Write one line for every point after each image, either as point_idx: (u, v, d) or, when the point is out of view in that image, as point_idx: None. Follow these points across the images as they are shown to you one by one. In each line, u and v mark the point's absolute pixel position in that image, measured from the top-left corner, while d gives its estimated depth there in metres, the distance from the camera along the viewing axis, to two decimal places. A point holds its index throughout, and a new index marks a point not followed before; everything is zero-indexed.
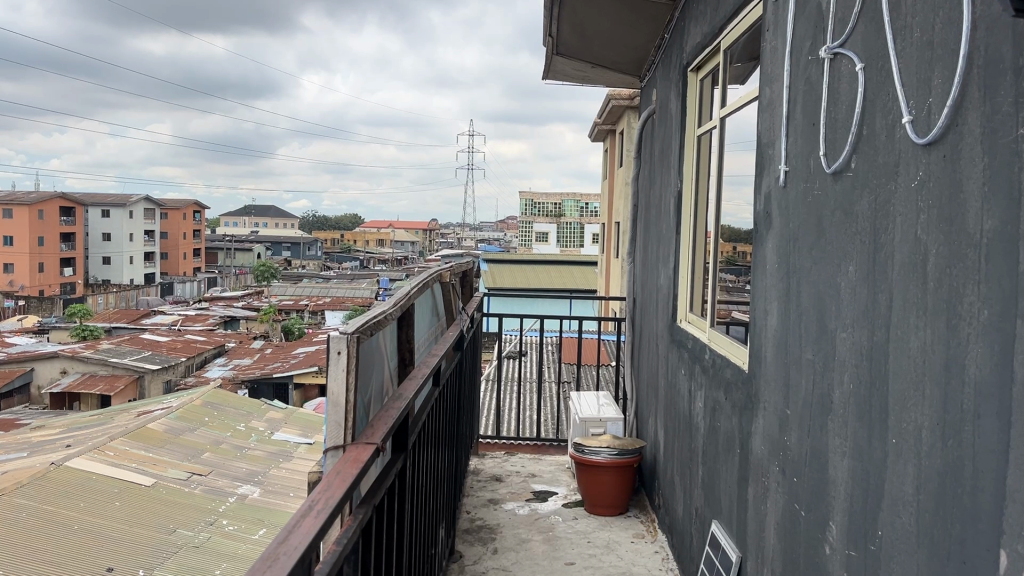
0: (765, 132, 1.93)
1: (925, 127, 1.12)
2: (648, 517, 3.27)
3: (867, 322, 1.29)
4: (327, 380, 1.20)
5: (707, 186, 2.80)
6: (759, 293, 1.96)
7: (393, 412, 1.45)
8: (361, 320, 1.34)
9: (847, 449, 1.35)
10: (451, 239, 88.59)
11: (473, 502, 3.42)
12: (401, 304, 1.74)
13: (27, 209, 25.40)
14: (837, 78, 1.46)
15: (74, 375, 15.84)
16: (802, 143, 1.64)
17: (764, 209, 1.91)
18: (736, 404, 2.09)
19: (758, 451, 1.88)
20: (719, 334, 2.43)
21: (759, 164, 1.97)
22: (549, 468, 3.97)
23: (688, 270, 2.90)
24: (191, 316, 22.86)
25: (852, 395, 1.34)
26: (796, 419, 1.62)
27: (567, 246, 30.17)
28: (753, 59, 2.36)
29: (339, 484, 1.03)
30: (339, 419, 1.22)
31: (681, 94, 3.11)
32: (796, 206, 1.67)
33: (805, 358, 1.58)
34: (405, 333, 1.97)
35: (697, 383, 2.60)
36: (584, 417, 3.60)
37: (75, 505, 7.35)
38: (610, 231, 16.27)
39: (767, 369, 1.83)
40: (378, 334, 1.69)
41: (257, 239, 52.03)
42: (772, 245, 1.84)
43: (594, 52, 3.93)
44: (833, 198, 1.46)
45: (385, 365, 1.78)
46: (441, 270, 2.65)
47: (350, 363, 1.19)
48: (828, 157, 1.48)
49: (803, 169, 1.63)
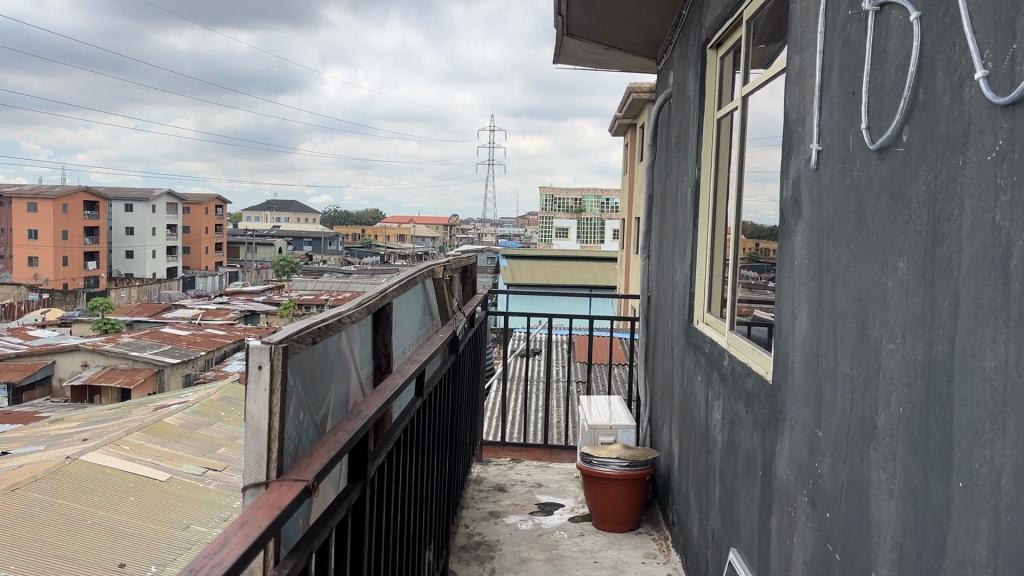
0: (793, 106, 1.67)
1: (1005, 83, 0.86)
2: (661, 534, 3.02)
3: (923, 332, 1.03)
4: (246, 402, 0.97)
5: (728, 173, 2.54)
6: (785, 293, 1.70)
7: (345, 433, 1.21)
8: (301, 325, 1.11)
9: (896, 490, 1.10)
10: (471, 234, 88.58)
11: (472, 516, 3.17)
12: (368, 304, 1.50)
13: (53, 202, 25.56)
14: (885, 29, 1.20)
15: (94, 368, 15.90)
16: (839, 117, 1.38)
17: (792, 195, 1.64)
18: (759, 420, 1.84)
19: (783, 477, 1.63)
20: (739, 338, 2.17)
21: (786, 144, 1.71)
22: (556, 477, 3.72)
23: (708, 266, 2.65)
24: (211, 310, 22.86)
25: (903, 420, 1.09)
26: (830, 443, 1.37)
27: (587, 242, 30.03)
28: (779, 35, 2.10)
29: (240, 542, 0.80)
30: (260, 449, 0.98)
31: (699, 74, 2.84)
32: (830, 192, 1.42)
33: (842, 372, 1.32)
34: (381, 336, 1.75)
35: (715, 393, 2.33)
36: (592, 423, 3.36)
37: (89, 499, 7.21)
38: (630, 227, 15.96)
39: (794, 382, 1.58)
40: (342, 338, 1.45)
41: (279, 234, 52.13)
42: (801, 238, 1.58)
43: (606, 31, 3.66)
44: (876, 182, 1.21)
45: (352, 377, 1.55)
46: (435, 265, 2.42)
47: (274, 381, 0.96)
48: (872, 132, 1.23)
49: (840, 147, 1.37)
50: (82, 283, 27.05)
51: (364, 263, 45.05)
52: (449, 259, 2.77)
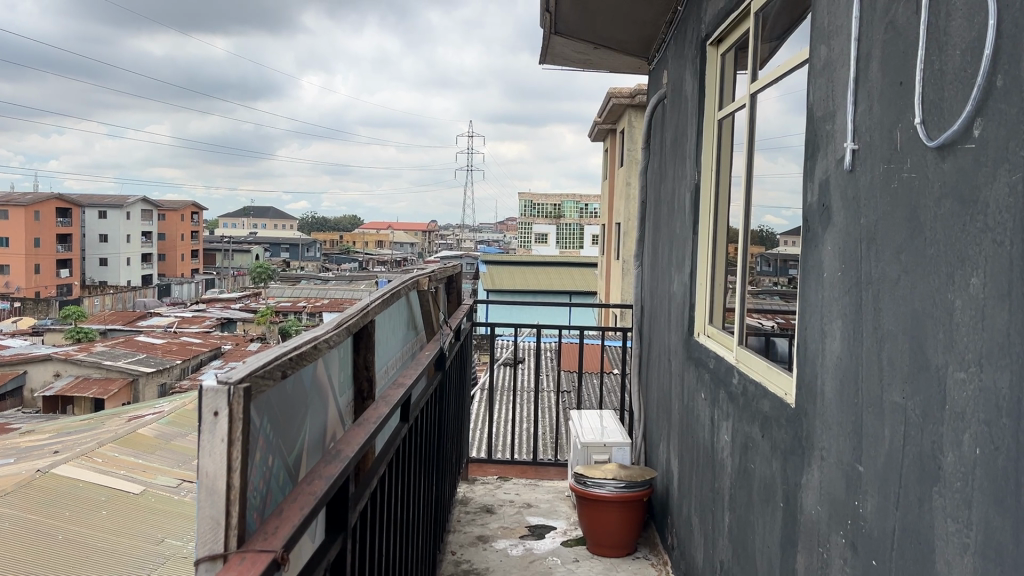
0: (818, 101, 1.52)
1: None
2: (660, 559, 2.85)
3: (1011, 361, 0.87)
4: (199, 457, 0.79)
5: (731, 177, 2.39)
6: (811, 309, 1.53)
7: (323, 480, 1.03)
8: (267, 357, 0.93)
9: (971, 545, 0.94)
10: (451, 240, 88.20)
11: (459, 541, 2.98)
12: (347, 326, 1.32)
13: (24, 209, 25.00)
14: (945, 7, 1.04)
15: (67, 377, 15.48)
16: (881, 112, 1.23)
17: (819, 199, 1.49)
18: (779, 446, 1.67)
19: (812, 513, 1.47)
20: (750, 354, 2.00)
21: (810, 144, 1.56)
22: (546, 497, 3.55)
23: (710, 275, 2.50)
24: (187, 318, 22.42)
25: (980, 463, 0.92)
26: (875, 480, 1.20)
27: (567, 248, 29.80)
28: (787, 28, 1.95)
29: None
30: (215, 515, 0.80)
31: (697, 73, 2.69)
32: (869, 195, 1.26)
33: (889, 402, 1.16)
34: (362, 357, 1.57)
35: (722, 413, 2.17)
36: (586, 441, 3.19)
37: (59, 514, 6.91)
38: (610, 233, 15.80)
39: (826, 407, 1.42)
40: (317, 365, 1.27)
41: (255, 240, 51.57)
42: (832, 248, 1.42)
43: (596, 29, 3.51)
44: (935, 184, 1.05)
45: (330, 406, 1.37)
46: (418, 277, 2.24)
47: (234, 432, 0.78)
48: (929, 128, 1.07)
49: (883, 145, 1.21)
50: (54, 291, 26.48)
51: (343, 269, 44.57)
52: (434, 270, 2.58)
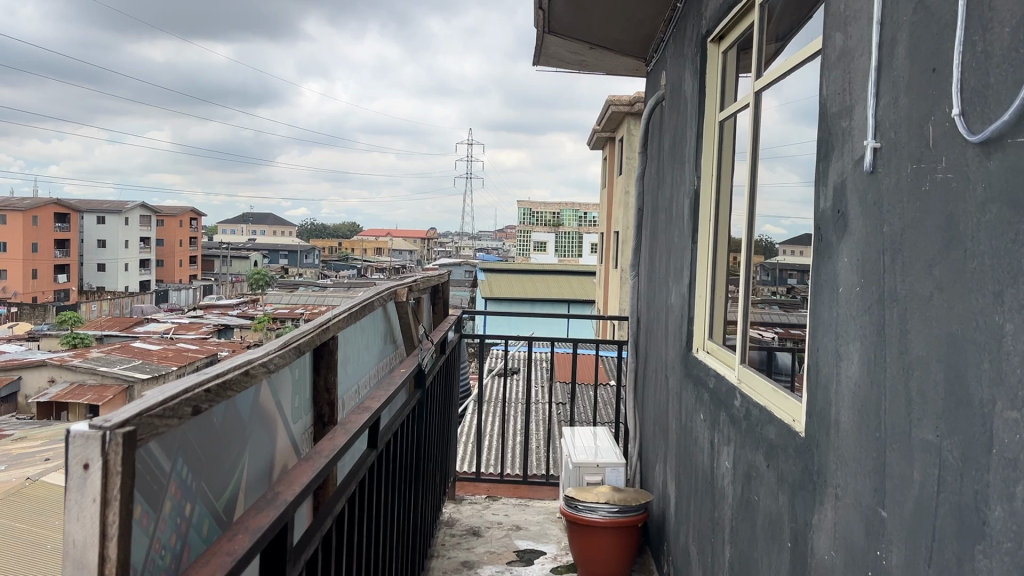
0: (833, 95, 1.35)
1: None
2: None
3: None
4: (68, 522, 0.63)
5: (732, 183, 2.23)
6: (824, 327, 1.37)
7: (250, 533, 0.87)
8: (175, 389, 0.77)
9: None
10: (450, 248, 88.07)
11: (442, 566, 2.81)
12: (294, 346, 1.16)
13: (23, 214, 24.89)
14: None
15: (61, 384, 15.31)
16: (908, 104, 1.07)
17: (834, 205, 1.33)
18: (786, 478, 1.51)
19: (825, 558, 1.30)
20: (751, 373, 1.84)
21: (823, 143, 1.40)
22: (536, 518, 3.38)
23: (710, 287, 2.34)
24: (183, 325, 22.25)
25: None
26: (901, 526, 1.04)
27: (566, 256, 29.67)
28: (792, 22, 1.78)
29: None
30: None
31: (697, 73, 2.53)
32: (893, 200, 1.10)
33: (919, 437, 1.00)
34: (322, 378, 1.41)
35: (722, 437, 2.01)
36: (578, 461, 3.02)
37: (48, 522, 6.69)
38: (609, 242, 15.64)
39: (841, 437, 1.25)
40: (260, 389, 1.11)
41: (253, 247, 51.50)
42: (848, 259, 1.26)
43: (591, 28, 3.35)
44: (978, 185, 0.89)
45: (278, 434, 1.21)
46: (397, 286, 2.07)
47: (110, 489, 0.62)
48: (971, 124, 0.90)
49: (912, 143, 1.05)
50: (51, 296, 26.33)
51: (341, 276, 44.46)
52: (416, 280, 2.42)
